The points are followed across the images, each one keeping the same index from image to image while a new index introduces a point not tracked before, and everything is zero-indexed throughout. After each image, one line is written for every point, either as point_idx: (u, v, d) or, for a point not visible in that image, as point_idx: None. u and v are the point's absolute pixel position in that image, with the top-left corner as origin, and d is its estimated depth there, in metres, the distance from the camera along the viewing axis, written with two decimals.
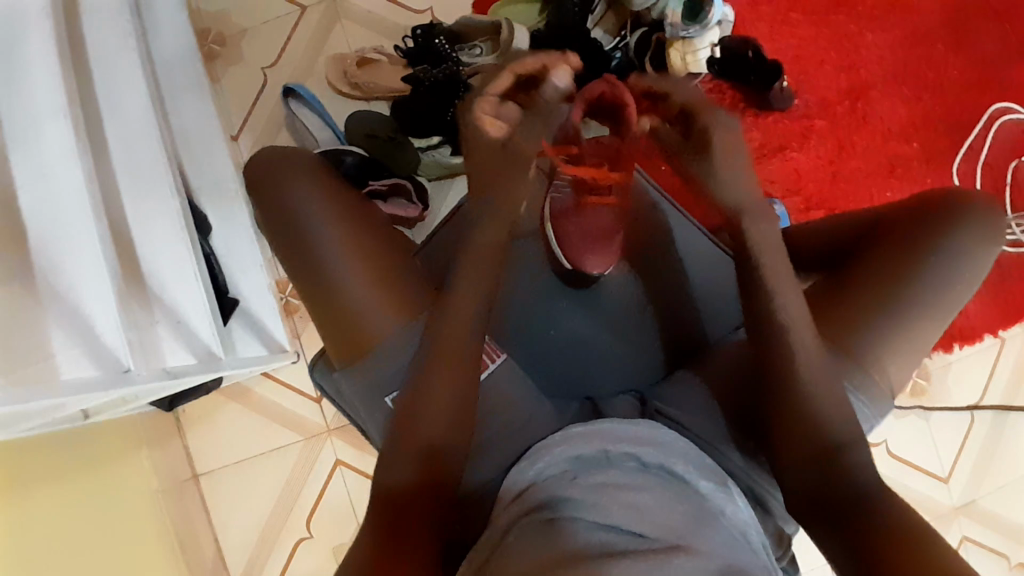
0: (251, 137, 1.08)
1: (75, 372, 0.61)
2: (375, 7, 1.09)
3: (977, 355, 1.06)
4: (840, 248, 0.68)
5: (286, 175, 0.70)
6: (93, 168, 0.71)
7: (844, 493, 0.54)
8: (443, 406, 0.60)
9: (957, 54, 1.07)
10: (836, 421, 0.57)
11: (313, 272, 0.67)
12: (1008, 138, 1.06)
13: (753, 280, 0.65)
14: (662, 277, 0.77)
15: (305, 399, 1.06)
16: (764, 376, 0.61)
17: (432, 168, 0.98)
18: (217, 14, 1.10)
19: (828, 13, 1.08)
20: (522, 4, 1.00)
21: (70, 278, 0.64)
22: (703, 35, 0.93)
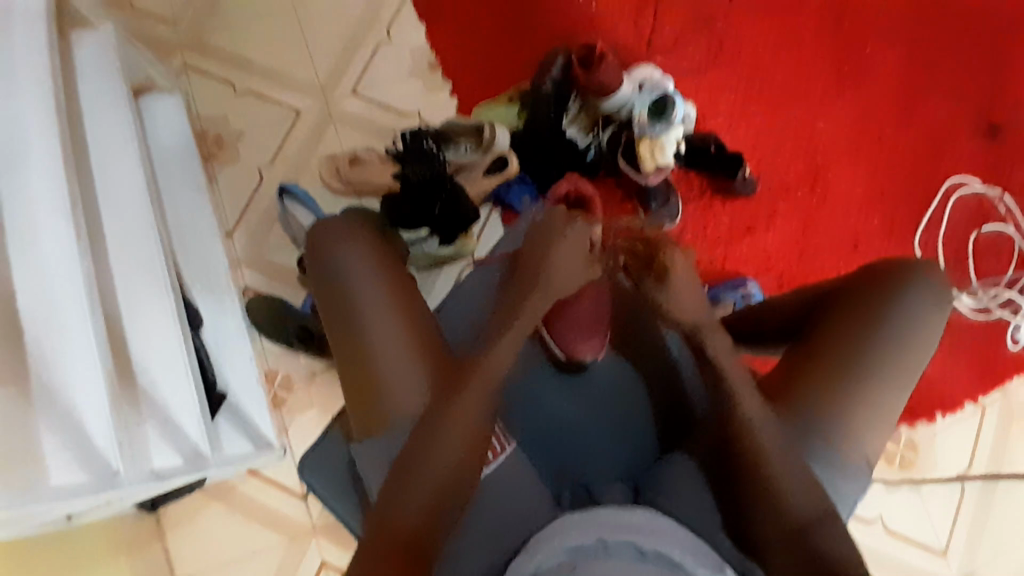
0: (245, 232, 1.13)
1: (64, 477, 0.62)
2: (365, 110, 1.17)
3: (961, 423, 1.08)
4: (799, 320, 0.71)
5: (337, 234, 0.73)
6: (91, 268, 0.73)
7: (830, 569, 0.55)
8: (450, 475, 0.62)
9: (909, 135, 1.16)
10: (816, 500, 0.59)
11: (347, 332, 0.68)
12: (966, 210, 1.14)
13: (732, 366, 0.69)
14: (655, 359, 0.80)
15: (290, 496, 1.03)
16: (733, 460, 0.63)
17: (421, 258, 1.04)
18: (216, 119, 1.17)
19: (784, 104, 1.17)
20: (500, 107, 1.08)
21: (60, 376, 0.65)
22: (669, 131, 0.99)
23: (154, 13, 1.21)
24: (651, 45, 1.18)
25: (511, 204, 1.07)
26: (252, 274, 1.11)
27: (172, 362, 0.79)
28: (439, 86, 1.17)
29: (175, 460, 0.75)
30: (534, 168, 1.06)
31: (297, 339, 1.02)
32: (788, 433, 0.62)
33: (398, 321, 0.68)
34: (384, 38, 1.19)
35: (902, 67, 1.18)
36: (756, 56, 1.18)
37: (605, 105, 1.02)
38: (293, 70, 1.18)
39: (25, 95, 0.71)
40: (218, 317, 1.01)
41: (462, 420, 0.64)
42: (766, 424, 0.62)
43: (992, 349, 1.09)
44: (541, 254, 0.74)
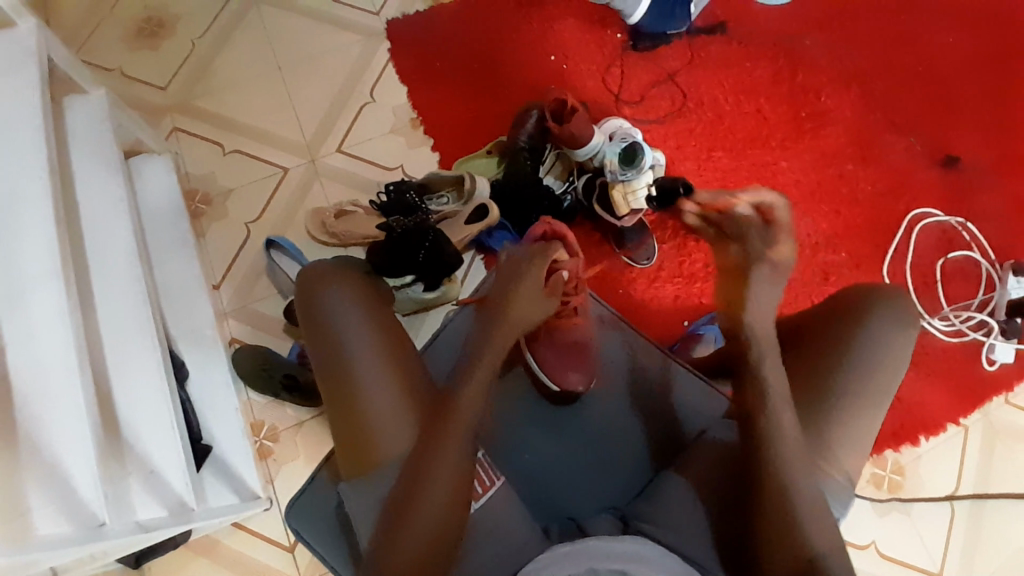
0: (231, 285, 1.15)
1: (52, 528, 0.61)
2: (349, 166, 1.22)
3: (943, 444, 1.10)
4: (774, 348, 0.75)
5: (319, 272, 0.74)
6: (82, 324, 0.74)
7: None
8: (439, 515, 0.63)
9: (864, 173, 1.23)
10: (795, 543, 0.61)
11: (335, 372, 0.70)
12: (931, 238, 1.20)
13: None
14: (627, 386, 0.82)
15: (278, 549, 1.01)
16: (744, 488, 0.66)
17: (405, 303, 1.06)
18: (205, 177, 1.21)
19: (746, 149, 1.24)
20: (482, 159, 1.14)
21: (48, 433, 0.65)
22: (640, 177, 1.03)
23: (146, 81, 1.27)
24: (620, 99, 1.26)
25: (493, 249, 1.10)
26: (238, 325, 1.13)
27: (160, 415, 0.79)
28: (421, 141, 1.23)
29: (161, 512, 0.74)
30: (511, 213, 1.10)
31: (283, 390, 1.02)
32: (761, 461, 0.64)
33: (390, 368, 0.70)
34: (367, 99, 1.25)
35: (854, 112, 1.26)
36: (717, 106, 1.26)
37: (578, 155, 1.07)
38: (280, 131, 1.24)
39: (23, 160, 0.74)
40: (205, 369, 1.02)
41: (444, 464, 0.65)
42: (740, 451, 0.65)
43: (966, 371, 1.13)
44: (506, 297, 0.77)
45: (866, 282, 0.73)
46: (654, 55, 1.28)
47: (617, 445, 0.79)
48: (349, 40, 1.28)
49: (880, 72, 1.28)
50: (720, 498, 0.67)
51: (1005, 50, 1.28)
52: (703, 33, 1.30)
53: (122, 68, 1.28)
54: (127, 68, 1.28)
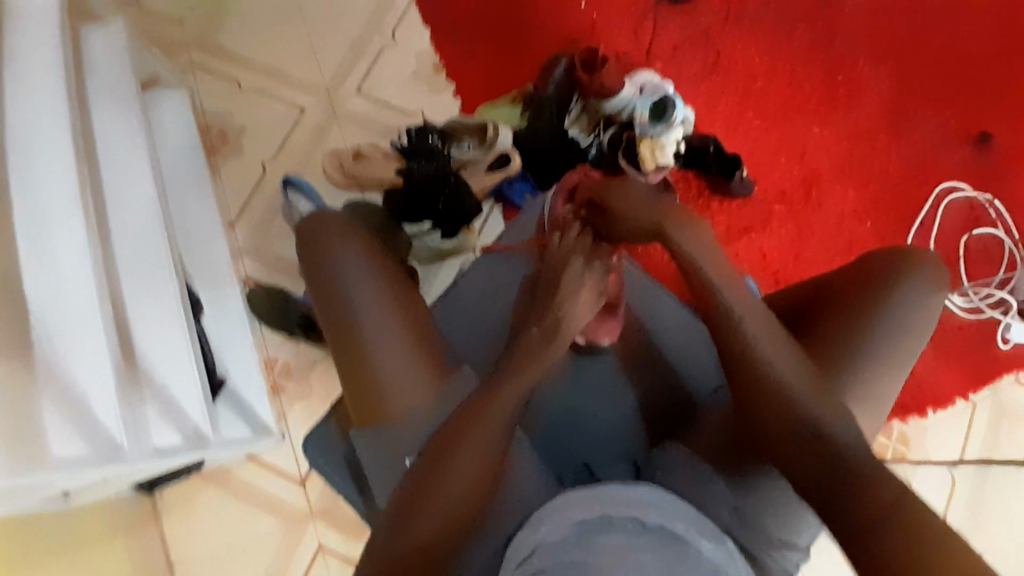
0: (247, 223, 1.14)
1: (65, 448, 0.62)
2: (369, 107, 1.19)
3: (952, 419, 1.10)
4: (793, 312, 0.73)
5: (330, 237, 0.74)
6: (96, 249, 0.73)
7: (858, 521, 0.55)
8: (457, 496, 0.60)
9: (896, 142, 1.19)
10: (828, 493, 0.57)
11: (345, 338, 0.69)
12: (957, 214, 1.17)
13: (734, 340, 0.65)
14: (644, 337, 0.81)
15: (288, 481, 1.04)
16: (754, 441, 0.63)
17: (423, 251, 1.06)
18: (221, 112, 1.18)
19: (777, 111, 1.20)
20: (506, 107, 1.11)
21: (63, 355, 0.64)
22: (669, 133, 1.01)
23: (162, 10, 1.23)
24: (650, 51, 1.21)
25: (513, 200, 1.09)
26: (252, 265, 1.12)
27: (174, 345, 0.79)
28: (443, 86, 1.19)
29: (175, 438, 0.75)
30: (532, 164, 1.07)
31: (300, 328, 1.03)
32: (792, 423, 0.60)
33: (394, 322, 0.69)
34: (387, 40, 1.21)
35: (890, 81, 1.21)
36: (750, 66, 1.22)
37: (606, 106, 1.04)
38: (297, 69, 1.20)
39: (39, 84, 0.72)
40: (219, 305, 1.02)
41: (467, 452, 0.61)
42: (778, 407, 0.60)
43: (980, 349, 1.11)
44: (550, 305, 0.72)
45: (891, 248, 0.71)
46: (688, 9, 1.23)
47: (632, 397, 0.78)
48: None
49: (923, 37, 1.22)
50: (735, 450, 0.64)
51: (1004, 49, 1.22)
52: None
53: None
54: None
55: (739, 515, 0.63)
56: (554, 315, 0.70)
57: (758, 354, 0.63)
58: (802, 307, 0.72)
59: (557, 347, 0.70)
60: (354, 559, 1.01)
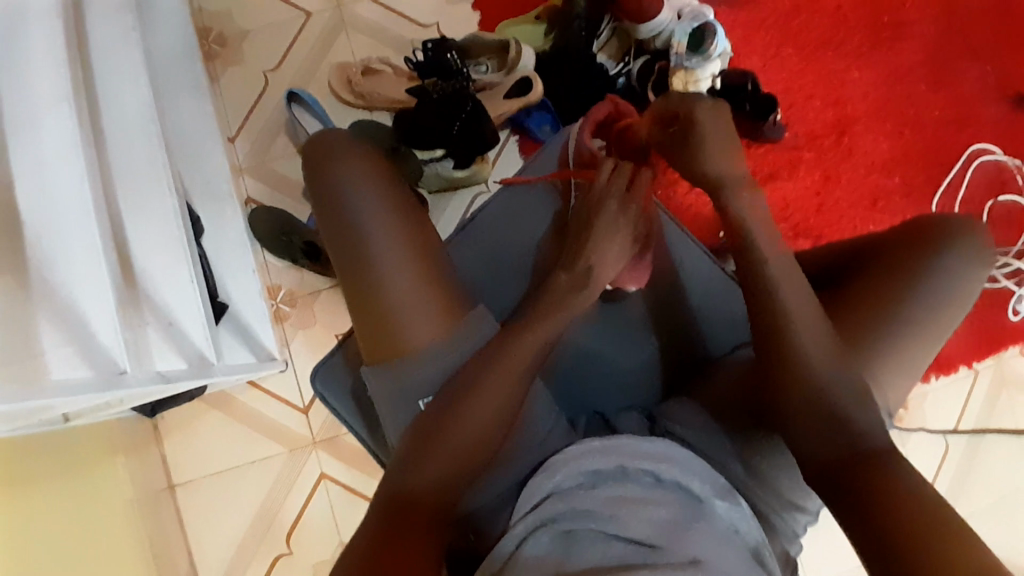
0: (248, 139, 1.07)
1: (67, 374, 0.58)
2: (379, 18, 1.09)
3: (953, 384, 1.10)
4: (835, 271, 0.72)
5: (342, 160, 0.68)
6: (93, 162, 0.69)
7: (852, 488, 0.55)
8: (473, 437, 0.60)
9: (939, 93, 1.12)
10: (832, 449, 0.58)
11: (358, 271, 0.65)
12: (984, 177, 1.10)
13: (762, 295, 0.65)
14: (665, 287, 0.77)
15: (290, 409, 1.04)
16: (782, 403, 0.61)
17: (433, 180, 0.99)
18: (219, 13, 1.09)
19: (817, 49, 1.12)
20: (528, 26, 1.02)
21: (61, 273, 0.62)
22: (704, 67, 0.94)
23: None
24: None
25: (531, 131, 1.01)
26: (254, 184, 1.06)
27: (177, 271, 0.76)
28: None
29: (181, 364, 0.73)
30: (555, 93, 1.00)
31: (303, 255, 0.99)
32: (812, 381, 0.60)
33: (407, 255, 0.66)
34: None
35: (937, 25, 1.13)
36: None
37: (640, 32, 0.97)
38: None
39: None
40: (220, 227, 0.98)
41: (489, 393, 0.61)
42: (816, 363, 0.60)
43: (991, 318, 1.10)
44: (582, 252, 0.70)
45: (942, 215, 0.68)
46: None
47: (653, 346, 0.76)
48: None
49: None
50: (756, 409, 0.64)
51: None
52: None
53: None
54: None
55: (753, 470, 0.63)
56: (586, 262, 0.70)
57: (773, 312, 0.63)
58: (845, 268, 0.70)
59: (586, 295, 0.69)
60: (354, 488, 1.03)
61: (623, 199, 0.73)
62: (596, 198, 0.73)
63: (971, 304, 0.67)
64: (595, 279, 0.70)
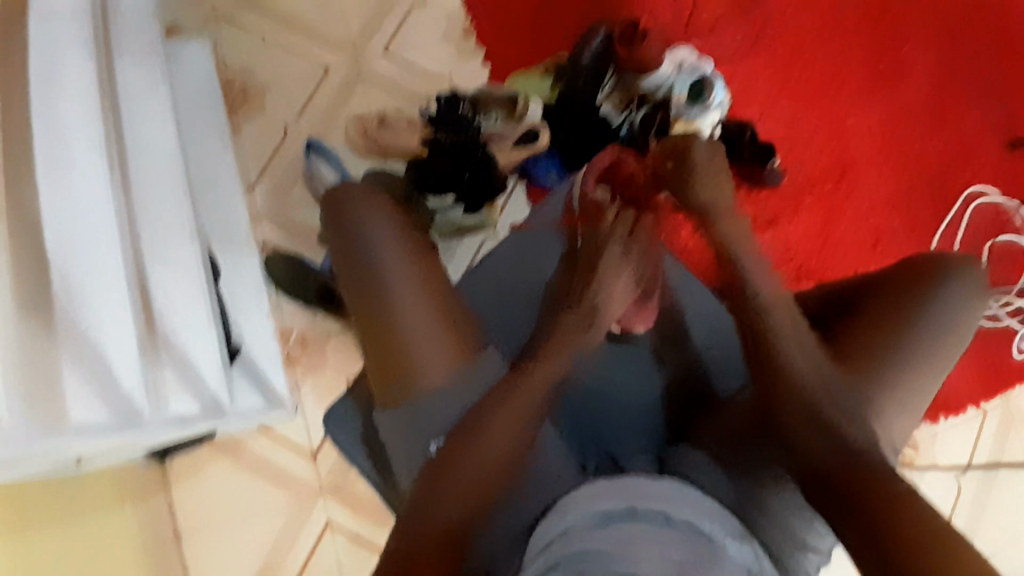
0: (266, 187, 1.12)
1: (84, 411, 0.61)
2: (394, 72, 1.15)
3: (963, 425, 1.09)
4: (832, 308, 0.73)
5: (358, 205, 0.72)
6: (119, 207, 0.72)
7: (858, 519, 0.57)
8: (484, 475, 0.61)
9: (935, 138, 1.15)
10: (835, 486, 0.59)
11: (373, 311, 0.68)
12: (982, 220, 1.13)
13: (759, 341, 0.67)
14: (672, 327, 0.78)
15: (298, 452, 1.04)
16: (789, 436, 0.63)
17: (444, 227, 1.03)
18: (243, 69, 1.15)
19: (814, 98, 1.16)
20: (534, 78, 1.07)
21: (86, 315, 0.63)
22: (704, 116, 0.99)
23: None
24: (688, 29, 1.17)
25: (538, 177, 1.06)
26: (271, 230, 1.11)
27: (195, 313, 0.78)
28: (472, 55, 1.16)
29: (194, 407, 0.75)
30: (561, 142, 1.05)
31: (315, 295, 1.02)
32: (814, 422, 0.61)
33: (422, 293, 0.68)
34: (418, 2, 1.17)
35: (934, 70, 1.17)
36: (791, 50, 1.17)
37: (643, 83, 1.03)
38: (323, 27, 1.16)
39: None
40: (237, 270, 1.01)
41: (502, 426, 0.62)
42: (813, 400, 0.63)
43: (997, 358, 1.10)
44: (587, 292, 0.74)
45: (937, 250, 0.70)
46: None
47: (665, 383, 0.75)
48: None
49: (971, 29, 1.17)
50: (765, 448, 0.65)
51: None
52: None
53: None
54: None
55: (764, 512, 0.63)
56: (592, 299, 0.73)
57: (772, 344, 0.67)
58: (844, 304, 0.71)
59: (592, 335, 0.72)
60: (359, 534, 1.03)
61: (625, 245, 0.76)
62: (600, 245, 0.77)
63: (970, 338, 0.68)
64: (599, 321, 0.72)
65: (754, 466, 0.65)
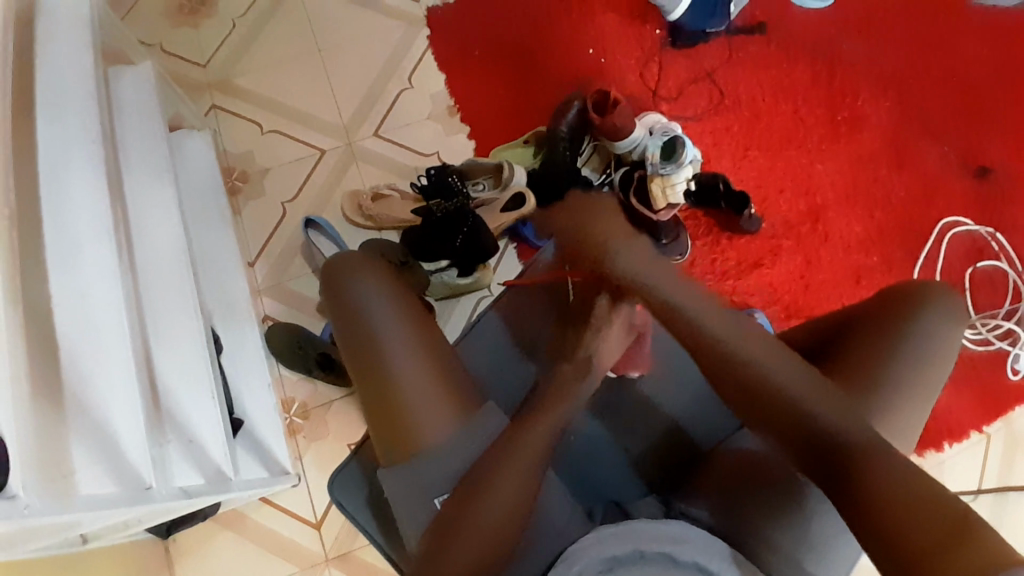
0: (266, 262, 1.16)
1: (94, 490, 0.62)
2: (386, 149, 1.22)
3: (969, 451, 1.09)
4: (815, 341, 0.74)
5: (356, 273, 0.75)
6: (128, 289, 0.74)
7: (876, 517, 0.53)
8: (489, 532, 0.60)
9: (901, 177, 1.22)
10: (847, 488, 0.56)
11: (373, 373, 0.69)
12: (960, 247, 1.18)
13: (752, 372, 0.66)
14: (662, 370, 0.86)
15: (303, 524, 1.03)
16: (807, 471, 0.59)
17: (439, 288, 1.07)
18: (243, 155, 1.22)
19: (781, 149, 1.24)
20: (518, 150, 1.15)
21: (95, 392, 0.65)
22: (679, 172, 1.04)
23: (187, 59, 1.28)
24: (656, 94, 1.26)
25: (529, 239, 1.11)
26: (272, 304, 1.14)
27: (201, 389, 0.80)
28: (458, 129, 1.23)
29: (199, 480, 0.75)
30: (547, 204, 1.10)
31: (316, 365, 1.03)
32: (814, 444, 0.59)
33: (420, 356, 0.70)
34: (405, 85, 1.26)
35: (892, 116, 1.25)
36: (754, 106, 1.26)
37: (617, 147, 1.09)
38: (317, 112, 1.24)
39: (72, 125, 0.74)
40: (239, 344, 1.03)
41: (506, 478, 0.62)
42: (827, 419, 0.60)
43: (992, 381, 1.11)
44: (583, 344, 0.78)
45: (918, 282, 0.72)
46: (693, 51, 1.28)
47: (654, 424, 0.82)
48: (389, 27, 1.29)
49: (919, 77, 1.26)
50: (761, 484, 0.64)
51: (1011, 81, 1.25)
52: (743, 33, 1.29)
53: (164, 45, 1.29)
54: (168, 44, 1.29)
55: (764, 543, 0.62)
56: (586, 351, 0.77)
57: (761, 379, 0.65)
58: (826, 339, 0.73)
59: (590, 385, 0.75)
60: None
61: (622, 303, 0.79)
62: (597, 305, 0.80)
63: (953, 360, 0.70)
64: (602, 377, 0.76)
65: (750, 502, 0.64)
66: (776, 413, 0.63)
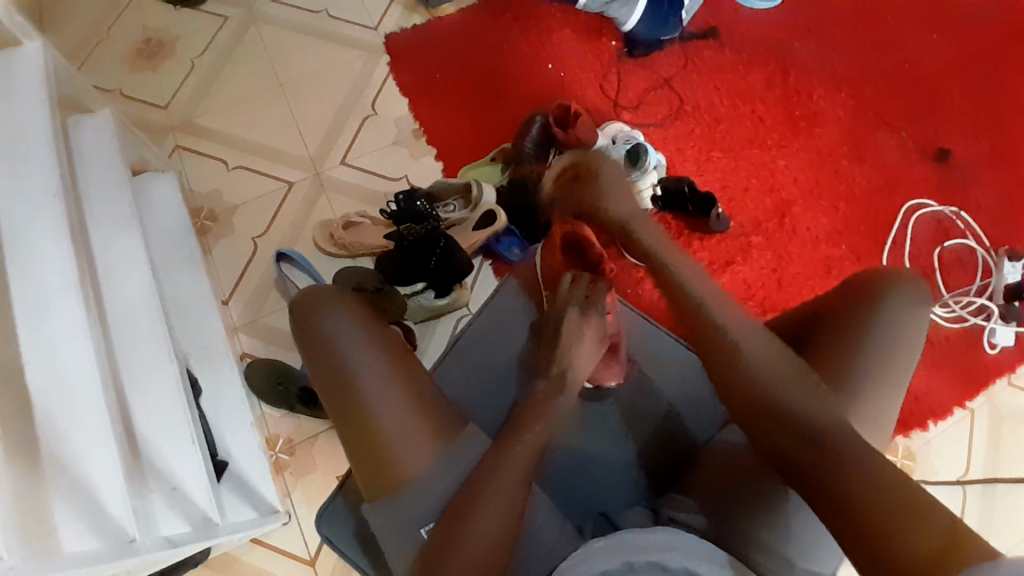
0: (241, 300, 1.15)
1: (78, 545, 0.59)
2: (353, 177, 1.22)
3: (953, 428, 1.11)
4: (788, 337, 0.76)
5: (326, 307, 0.74)
6: (100, 341, 0.73)
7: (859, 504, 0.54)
8: (477, 561, 0.59)
9: (861, 167, 1.25)
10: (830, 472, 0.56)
11: (350, 407, 0.69)
12: (927, 229, 1.21)
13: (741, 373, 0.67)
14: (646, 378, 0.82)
15: (297, 562, 1.01)
16: (791, 473, 0.60)
17: (417, 311, 1.07)
18: (210, 194, 1.22)
19: (743, 148, 1.26)
20: (486, 167, 1.17)
21: (72, 449, 0.63)
22: (644, 178, 1.08)
23: (148, 102, 1.28)
24: (617, 104, 1.28)
25: (502, 254, 1.11)
26: (249, 341, 1.13)
27: (179, 433, 0.78)
28: (424, 152, 1.24)
29: (185, 528, 0.73)
30: (519, 220, 1.11)
31: (298, 401, 1.03)
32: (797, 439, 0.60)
33: (396, 385, 0.70)
34: (369, 112, 1.26)
35: (846, 108, 1.28)
36: (713, 109, 1.28)
37: None
38: (282, 145, 1.24)
39: (30, 179, 0.73)
40: (218, 385, 1.02)
41: (491, 502, 0.62)
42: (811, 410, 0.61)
43: (969, 357, 1.14)
44: (556, 356, 0.76)
45: (884, 269, 0.74)
46: (649, 60, 1.31)
47: (649, 426, 0.80)
48: (349, 56, 1.30)
49: (869, 69, 1.30)
50: (746, 483, 0.65)
51: (958, 66, 1.29)
52: (696, 39, 1.32)
53: (123, 90, 1.29)
54: (128, 89, 1.29)
55: (753, 542, 0.63)
56: (560, 365, 0.75)
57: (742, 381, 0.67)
58: (797, 333, 0.74)
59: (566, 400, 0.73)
60: None
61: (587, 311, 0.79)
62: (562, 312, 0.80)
63: (922, 343, 0.71)
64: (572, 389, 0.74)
65: (739, 501, 0.65)
66: (760, 414, 0.64)
